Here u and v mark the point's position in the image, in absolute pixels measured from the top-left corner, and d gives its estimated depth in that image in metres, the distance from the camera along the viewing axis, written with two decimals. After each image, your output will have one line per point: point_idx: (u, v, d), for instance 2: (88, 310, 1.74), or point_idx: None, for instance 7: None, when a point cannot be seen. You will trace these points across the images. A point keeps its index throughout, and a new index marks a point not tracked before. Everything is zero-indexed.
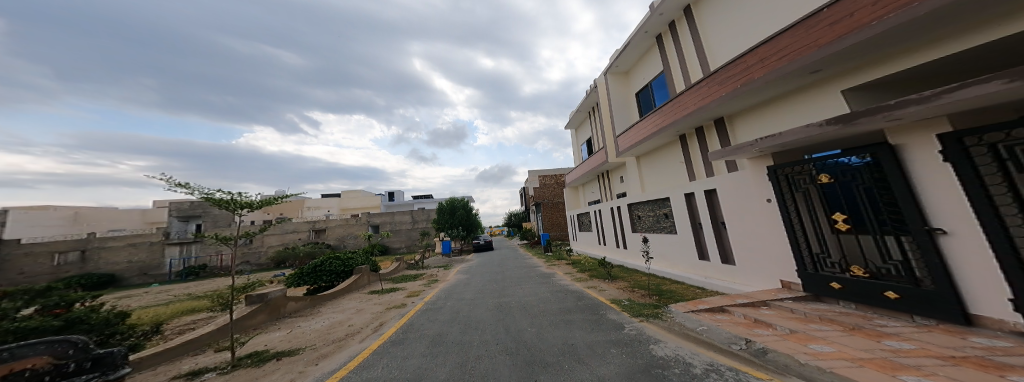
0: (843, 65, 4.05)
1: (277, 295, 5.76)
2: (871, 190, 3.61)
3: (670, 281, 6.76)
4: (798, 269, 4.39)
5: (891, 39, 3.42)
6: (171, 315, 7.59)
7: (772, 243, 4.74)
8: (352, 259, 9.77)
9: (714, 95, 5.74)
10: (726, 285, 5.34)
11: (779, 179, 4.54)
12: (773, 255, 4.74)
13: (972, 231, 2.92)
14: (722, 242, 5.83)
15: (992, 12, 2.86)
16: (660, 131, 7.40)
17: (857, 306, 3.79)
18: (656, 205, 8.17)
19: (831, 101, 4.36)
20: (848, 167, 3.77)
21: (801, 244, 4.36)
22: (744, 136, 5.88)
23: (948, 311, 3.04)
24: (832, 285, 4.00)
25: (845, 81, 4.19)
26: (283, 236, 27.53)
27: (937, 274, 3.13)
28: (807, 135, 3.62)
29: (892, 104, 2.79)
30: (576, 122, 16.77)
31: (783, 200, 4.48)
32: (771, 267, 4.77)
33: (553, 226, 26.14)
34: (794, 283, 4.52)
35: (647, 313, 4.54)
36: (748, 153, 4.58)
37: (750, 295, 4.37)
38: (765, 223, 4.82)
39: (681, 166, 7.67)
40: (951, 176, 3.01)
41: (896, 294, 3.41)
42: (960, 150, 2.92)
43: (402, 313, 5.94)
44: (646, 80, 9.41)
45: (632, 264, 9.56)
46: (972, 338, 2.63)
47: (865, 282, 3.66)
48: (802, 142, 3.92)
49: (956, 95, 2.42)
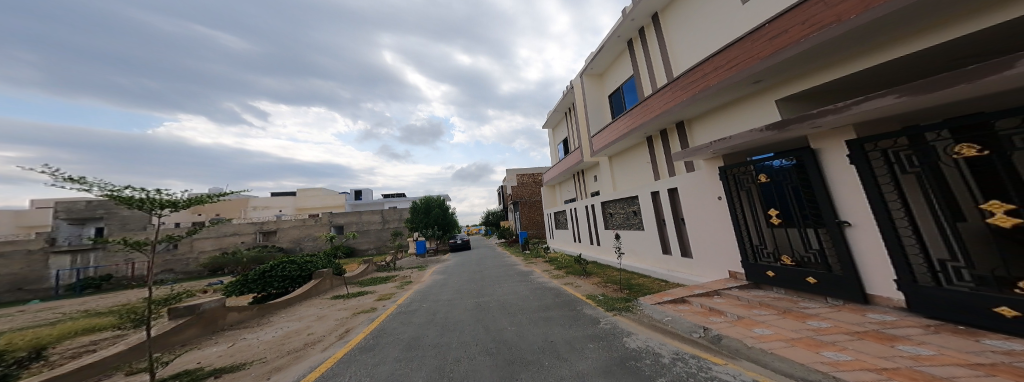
0: (779, 77, 4.74)
1: (212, 307, 5.07)
2: (798, 189, 4.25)
3: (639, 275, 7.27)
4: (741, 260, 4.98)
5: (817, 55, 4.09)
6: (51, 339, 5.99)
7: (722, 237, 5.33)
8: (311, 263, 8.98)
9: (676, 100, 6.34)
10: (687, 276, 5.90)
11: (727, 179, 5.08)
12: (722, 248, 5.34)
13: (869, 223, 3.59)
14: (682, 237, 6.43)
15: (888, 35, 3.60)
16: (630, 132, 7.95)
17: (787, 290, 4.43)
18: (625, 204, 8.74)
19: (770, 108, 5.07)
20: (780, 169, 4.37)
21: (743, 238, 4.96)
22: (701, 138, 6.56)
23: (853, 291, 3.72)
24: (767, 273, 4.61)
25: (779, 91, 4.91)
26: (219, 240, 24.10)
27: (845, 260, 3.78)
28: (750, 139, 4.12)
29: (815, 114, 3.33)
30: (553, 122, 17.26)
31: (730, 198, 5.05)
32: (721, 258, 5.37)
33: (530, 224, 26.50)
34: (740, 272, 5.13)
35: (620, 307, 4.85)
36: (703, 155, 5.09)
37: (704, 285, 4.87)
38: (716, 218, 5.40)
39: (648, 166, 8.31)
40: (855, 177, 3.66)
41: (815, 279, 4.06)
42: (862, 154, 3.54)
43: (372, 318, 5.60)
44: (618, 82, 10.06)
45: (604, 260, 10.12)
46: (870, 314, 3.24)
47: (793, 269, 4.29)
48: (746, 145, 4.42)
49: (862, 107, 2.96)
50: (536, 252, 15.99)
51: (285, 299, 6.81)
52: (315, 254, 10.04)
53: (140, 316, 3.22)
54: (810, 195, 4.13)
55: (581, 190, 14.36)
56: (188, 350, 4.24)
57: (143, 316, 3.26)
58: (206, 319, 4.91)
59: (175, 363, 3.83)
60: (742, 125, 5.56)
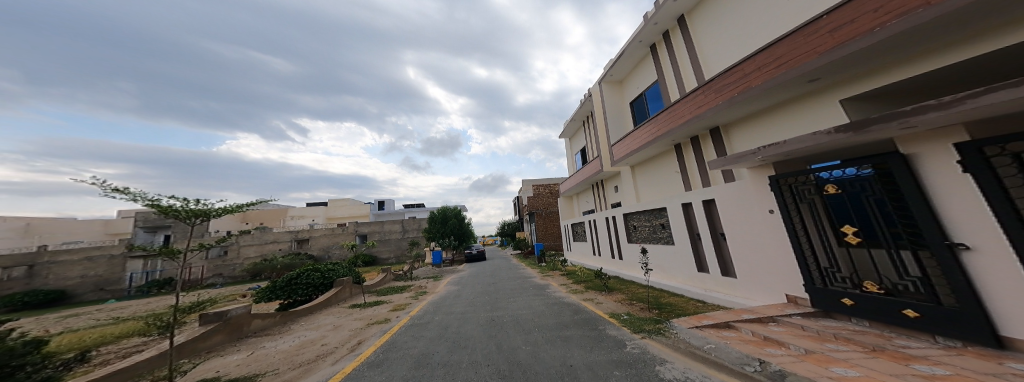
0: (839, 75, 3.98)
1: (239, 313, 5.10)
2: (882, 201, 3.43)
3: (668, 293, 6.54)
4: (805, 283, 4.18)
5: (892, 48, 3.36)
6: (98, 342, 6.35)
7: (775, 255, 4.58)
8: (333, 271, 9.21)
9: (710, 104, 5.70)
10: (728, 298, 5.16)
11: (782, 189, 4.38)
12: (775, 267, 4.57)
13: (997, 245, 2.71)
14: (721, 252, 5.71)
15: (994, 20, 2.83)
16: (657, 139, 7.35)
17: (871, 323, 3.55)
18: (652, 215, 8.07)
19: (826, 111, 4.27)
20: (857, 178, 3.62)
21: (807, 258, 4.17)
22: (739, 146, 5.79)
23: (979, 333, 2.77)
24: (843, 301, 3.77)
25: (841, 91, 4.10)
26: (262, 247, 26.70)
27: (961, 292, 2.87)
28: (812, 143, 3.31)
29: (908, 110, 2.53)
30: (570, 131, 16.82)
31: (787, 211, 4.32)
32: (773, 280, 4.61)
33: (548, 235, 25.88)
34: (799, 297, 4.33)
35: (649, 329, 4.28)
36: (748, 162, 4.37)
37: (754, 309, 4.13)
38: (766, 233, 4.67)
39: (677, 175, 7.61)
40: (972, 186, 2.83)
41: (915, 312, 3.16)
42: (981, 160, 2.76)
43: (385, 330, 5.50)
44: (641, 89, 9.49)
45: (628, 275, 9.37)
46: (1010, 364, 2.28)
47: (880, 299, 3.42)
48: (804, 151, 3.71)
49: (981, 101, 2.22)
50: (552, 264, 15.35)
51: (305, 308, 6.93)
52: (338, 263, 10.29)
53: (166, 322, 3.20)
54: (902, 208, 3.28)
55: (600, 201, 13.70)
56: (214, 355, 4.29)
57: (168, 323, 3.23)
58: (234, 325, 4.94)
59: (197, 370, 3.87)
60: (789, 134, 4.78)
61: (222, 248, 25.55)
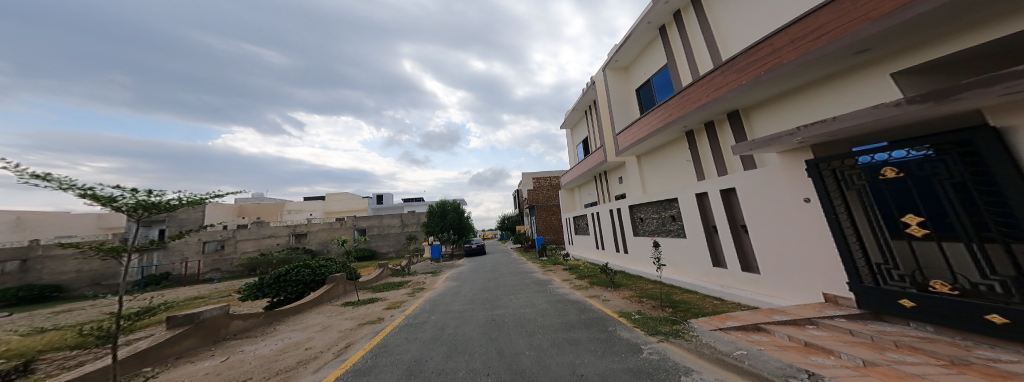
0: (892, 46, 3.48)
1: (214, 315, 4.66)
2: (965, 186, 2.84)
3: (680, 290, 6.12)
4: (851, 282, 3.64)
5: (949, 16, 2.91)
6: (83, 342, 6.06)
7: (809, 249, 4.10)
8: (325, 267, 8.79)
9: (732, 84, 5.21)
10: (749, 296, 4.76)
11: (824, 175, 3.85)
12: (809, 263, 4.11)
13: None
14: (741, 246, 5.29)
15: None
16: (668, 125, 6.88)
17: (936, 329, 2.97)
18: (661, 206, 7.64)
19: (871, 88, 3.81)
20: (926, 159, 3.03)
21: (853, 253, 3.63)
22: (761, 131, 5.36)
23: None
24: (901, 302, 3.20)
25: (891, 63, 3.62)
26: (259, 241, 26.43)
27: None
28: (874, 118, 2.79)
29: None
30: (572, 121, 16.28)
31: (829, 200, 3.81)
32: (805, 277, 4.17)
33: (549, 229, 25.50)
34: (841, 297, 3.82)
35: (666, 331, 3.86)
36: (781, 145, 3.85)
37: (785, 309, 3.70)
38: (798, 225, 4.20)
39: (689, 165, 7.15)
40: None
41: (1004, 319, 2.55)
42: None
43: (377, 331, 5.11)
44: (648, 74, 8.96)
45: (634, 270, 8.99)
46: None
47: (951, 301, 2.84)
48: (852, 130, 3.22)
49: None
50: (554, 258, 15.00)
51: (293, 307, 6.52)
52: (331, 258, 9.82)
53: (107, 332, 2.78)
54: (991, 192, 2.68)
55: (603, 193, 13.26)
56: (183, 362, 3.87)
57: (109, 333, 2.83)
58: (209, 328, 4.53)
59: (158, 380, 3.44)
60: (823, 115, 4.33)
61: (220, 242, 25.34)
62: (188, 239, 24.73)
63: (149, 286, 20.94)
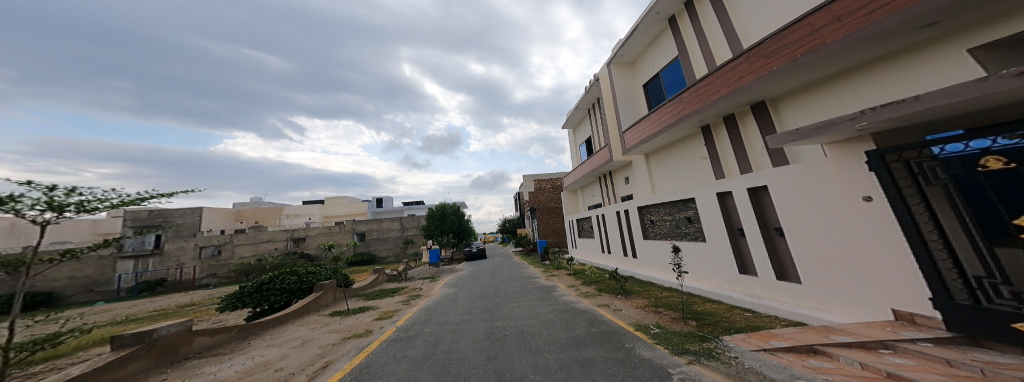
0: (966, 17, 2.99)
1: (170, 332, 4.10)
2: None
3: (701, 299, 5.56)
4: (937, 298, 2.97)
5: None
6: (58, 350, 5.66)
7: (869, 256, 3.49)
8: (312, 274, 8.22)
9: (758, 72, 4.73)
10: (787, 308, 4.20)
11: (893, 166, 3.23)
12: (868, 272, 3.51)
13: None
14: (776, 252, 4.74)
15: None
16: (681, 120, 6.37)
17: None
18: (674, 208, 7.09)
19: (941, 68, 3.31)
20: None
21: (939, 262, 2.97)
22: (794, 122, 4.87)
23: None
24: (1015, 327, 2.48)
25: (964, 39, 3.14)
26: (256, 246, 26.02)
27: None
28: (980, 94, 2.21)
29: None
30: (574, 121, 15.79)
31: (898, 197, 3.17)
32: (863, 289, 3.56)
33: (551, 232, 24.89)
34: (917, 316, 3.16)
35: (695, 350, 3.27)
36: (831, 136, 3.27)
37: (842, 327, 3.11)
38: (854, 228, 3.60)
39: (705, 163, 6.64)
40: None
41: None
42: None
43: (362, 346, 4.53)
44: (656, 68, 8.48)
45: (645, 275, 8.43)
46: None
47: None
48: (929, 113, 2.65)
49: None
50: (557, 263, 14.36)
51: (273, 318, 5.98)
52: (320, 264, 9.26)
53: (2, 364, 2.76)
54: None
55: (608, 194, 12.74)
56: None
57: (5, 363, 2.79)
58: (163, 348, 3.99)
59: None
60: (871, 102, 3.90)
61: (215, 247, 24.90)
62: (183, 244, 24.33)
63: (143, 293, 20.60)
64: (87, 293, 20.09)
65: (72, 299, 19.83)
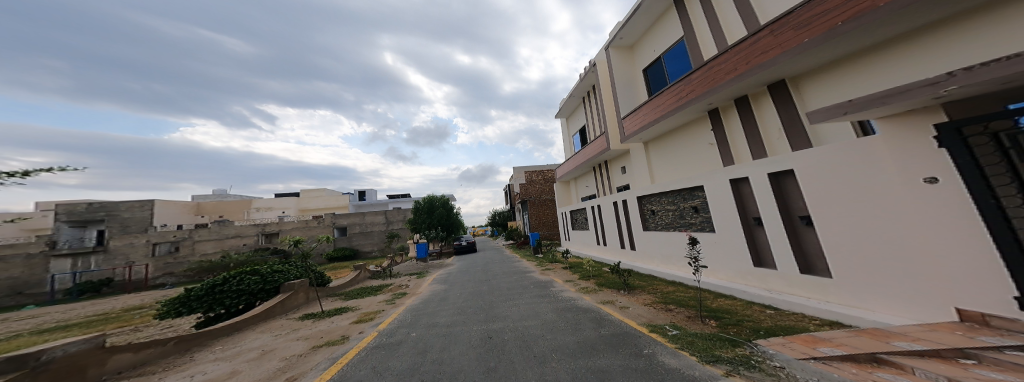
0: None
1: (69, 352, 3.21)
2: None
3: (715, 295, 5.40)
4: None
5: None
6: None
7: (926, 246, 3.24)
8: (279, 273, 7.26)
9: (786, 45, 4.80)
10: (817, 304, 4.03)
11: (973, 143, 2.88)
12: (925, 264, 3.25)
13: None
14: (800, 246, 4.70)
15: None
16: (700, 98, 6.49)
17: None
18: (679, 197, 7.23)
19: (997, 34, 3.19)
20: None
21: None
22: (839, 94, 4.85)
23: None
24: None
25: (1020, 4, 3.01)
26: (221, 242, 23.79)
27: None
28: None
29: None
30: (567, 110, 15.34)
31: (978, 178, 2.83)
32: (916, 281, 3.33)
33: (542, 225, 24.51)
34: (987, 316, 2.86)
35: (729, 358, 2.87)
36: (891, 108, 3.08)
37: (896, 330, 2.85)
38: (912, 213, 3.31)
39: (710, 149, 7.33)
40: None
41: None
42: None
43: (336, 355, 3.79)
44: (657, 52, 8.57)
45: (644, 268, 8.34)
46: None
47: None
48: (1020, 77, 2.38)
49: None
50: (549, 256, 14.04)
51: (228, 324, 5.14)
52: (291, 262, 8.32)
53: None
54: None
55: (603, 185, 12.74)
56: None
57: None
58: (59, 373, 3.10)
59: None
60: (915, 76, 3.89)
61: (174, 243, 22.71)
62: (135, 240, 21.86)
63: (84, 295, 18.56)
64: (14, 296, 17.99)
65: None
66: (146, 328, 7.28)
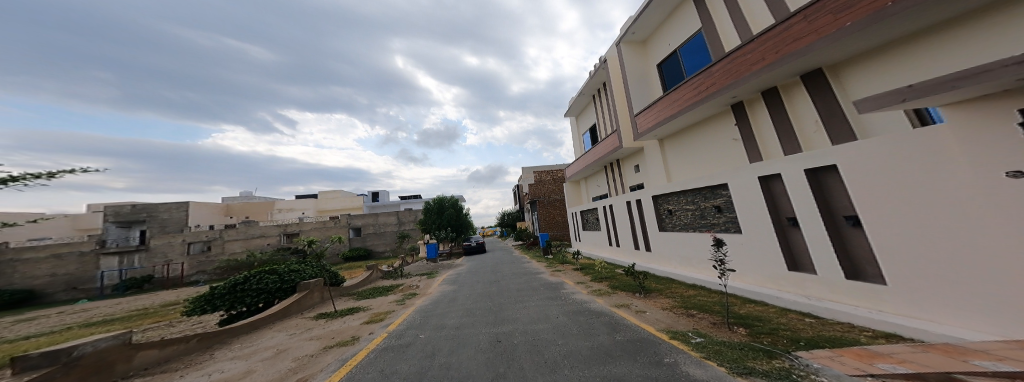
0: None
1: (99, 348, 3.33)
2: None
3: (744, 300, 5.03)
4: None
5: None
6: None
7: (1004, 250, 2.79)
8: (296, 272, 7.44)
9: (822, 32, 4.40)
10: (867, 313, 3.61)
11: None
12: (1004, 270, 2.80)
13: None
14: (843, 248, 4.29)
15: None
16: (725, 91, 6.09)
17: None
18: (699, 196, 6.86)
19: None
20: None
21: None
22: (889, 82, 4.40)
23: None
24: None
25: None
26: (247, 242, 25.01)
27: None
28: None
29: None
30: (577, 107, 14.96)
31: None
32: (987, 291, 2.89)
33: (552, 225, 24.18)
34: None
35: (765, 371, 2.57)
36: (960, 93, 2.69)
37: (970, 346, 2.47)
38: (987, 212, 2.86)
39: (733, 144, 6.94)
40: None
41: None
42: None
43: (345, 356, 3.76)
44: (673, 45, 8.32)
45: (660, 271, 7.98)
46: None
47: None
48: None
49: None
50: (560, 257, 13.78)
51: (247, 322, 5.28)
52: (307, 262, 8.52)
53: None
54: None
55: (615, 185, 12.37)
56: None
57: None
58: (90, 368, 3.22)
59: None
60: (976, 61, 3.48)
61: (205, 242, 24.01)
62: (172, 239, 23.31)
63: (129, 290, 20.17)
64: (70, 290, 19.53)
65: (54, 296, 19.09)
66: (177, 323, 7.66)
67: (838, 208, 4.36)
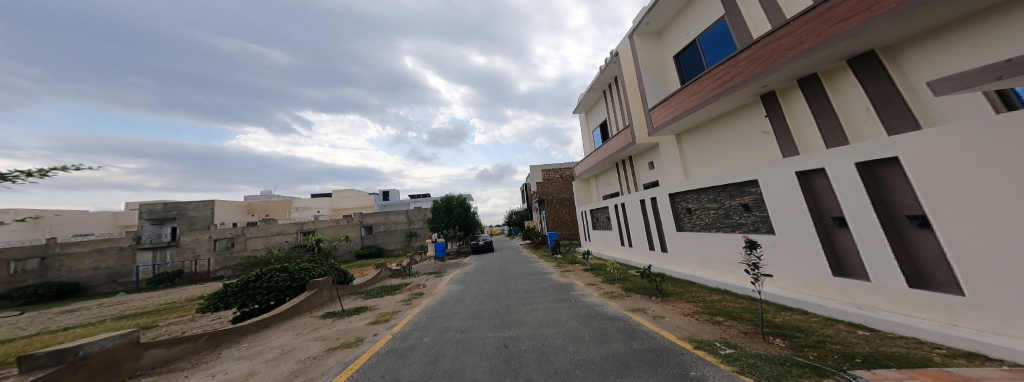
0: None
1: (106, 347, 3.32)
2: None
3: (778, 308, 4.57)
4: None
5: None
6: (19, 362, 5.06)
7: None
8: (305, 270, 7.46)
9: (877, 7, 3.86)
10: (936, 327, 3.13)
11: None
12: None
13: None
14: (901, 252, 3.78)
15: None
16: (756, 79, 5.56)
17: None
18: (724, 194, 6.37)
19: None
20: None
21: None
22: (962, 61, 3.83)
23: None
24: None
25: None
26: (267, 239, 25.82)
27: None
28: None
29: None
30: (587, 103, 14.45)
31: None
32: None
33: (561, 224, 23.78)
34: None
35: None
36: None
37: None
38: None
39: (764, 138, 6.40)
40: None
41: None
42: None
43: (348, 360, 3.62)
44: (692, 35, 7.82)
45: (678, 273, 7.52)
46: None
47: None
48: None
49: None
50: (569, 257, 13.42)
51: (256, 320, 5.29)
52: (317, 260, 8.56)
53: None
54: None
55: (627, 183, 11.88)
56: None
57: None
58: (98, 367, 3.21)
59: None
60: None
61: (230, 239, 24.96)
62: (199, 236, 24.50)
63: (162, 284, 21.45)
64: (109, 283, 20.91)
65: (96, 289, 20.53)
66: (199, 317, 7.91)
67: (897, 206, 3.84)
